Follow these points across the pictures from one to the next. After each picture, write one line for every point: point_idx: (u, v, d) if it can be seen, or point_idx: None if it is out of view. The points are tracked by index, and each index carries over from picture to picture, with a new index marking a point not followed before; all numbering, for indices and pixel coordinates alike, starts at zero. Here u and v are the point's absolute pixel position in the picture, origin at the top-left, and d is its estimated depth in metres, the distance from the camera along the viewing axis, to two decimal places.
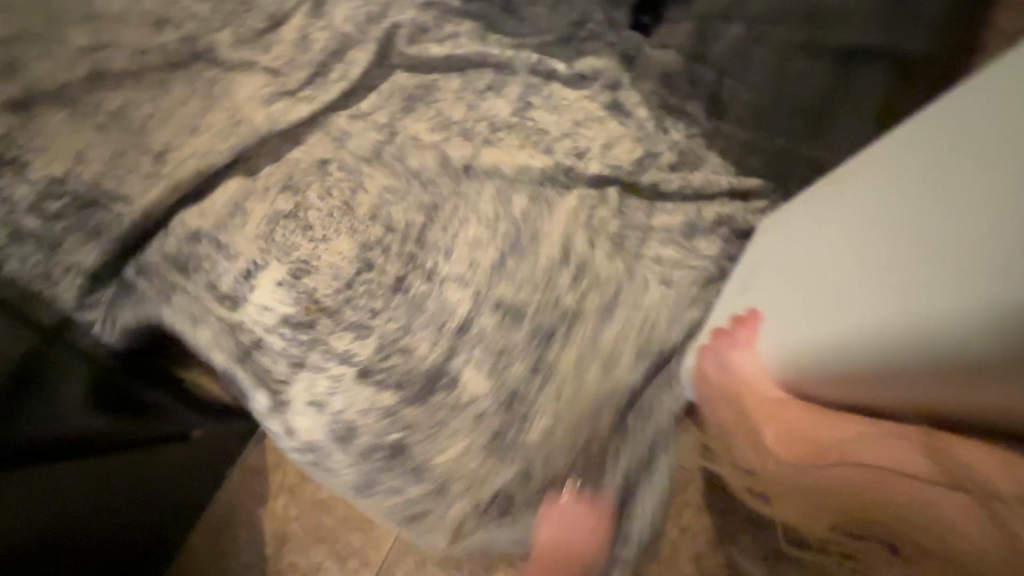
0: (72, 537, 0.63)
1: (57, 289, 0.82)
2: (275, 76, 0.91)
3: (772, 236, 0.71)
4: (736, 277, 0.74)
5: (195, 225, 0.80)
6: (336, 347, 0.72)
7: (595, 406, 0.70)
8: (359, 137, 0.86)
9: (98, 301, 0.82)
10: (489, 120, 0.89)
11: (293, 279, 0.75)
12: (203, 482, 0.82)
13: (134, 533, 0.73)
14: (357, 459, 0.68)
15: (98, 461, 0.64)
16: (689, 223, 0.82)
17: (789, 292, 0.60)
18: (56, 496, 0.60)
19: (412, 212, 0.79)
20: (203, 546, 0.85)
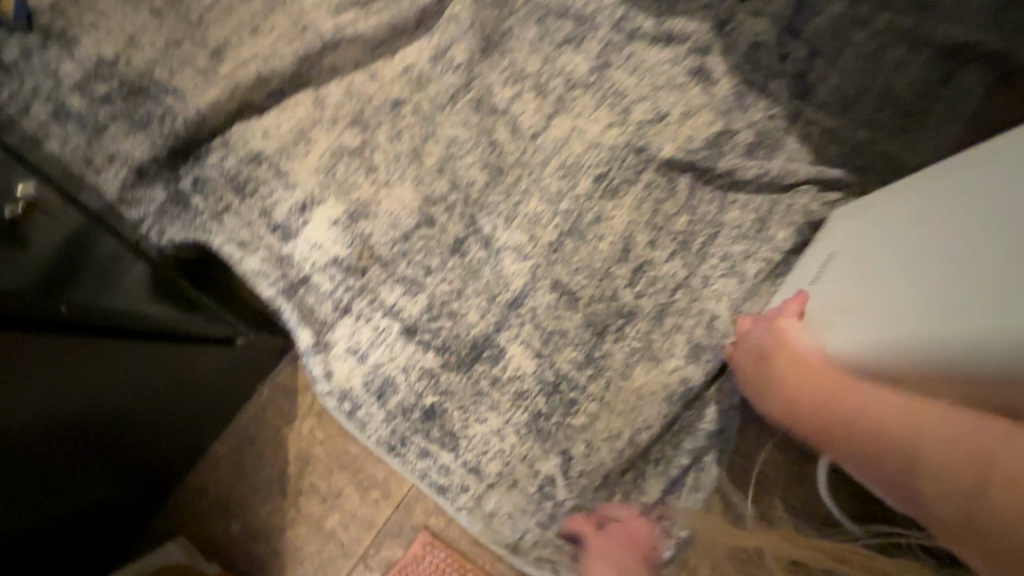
0: (106, 421, 0.62)
1: (100, 181, 0.76)
2: None
3: (850, 231, 0.69)
4: (805, 269, 0.73)
5: (257, 146, 0.77)
6: (386, 299, 0.75)
7: (636, 394, 0.74)
8: (438, 83, 0.82)
9: (150, 202, 0.75)
10: (565, 76, 0.83)
11: (349, 220, 0.76)
12: (231, 395, 0.82)
13: (157, 434, 0.71)
14: (390, 412, 0.73)
15: (146, 348, 0.62)
16: (759, 217, 0.79)
17: (857, 284, 0.59)
18: (102, 372, 0.58)
19: (476, 170, 0.80)
20: (226, 460, 0.86)
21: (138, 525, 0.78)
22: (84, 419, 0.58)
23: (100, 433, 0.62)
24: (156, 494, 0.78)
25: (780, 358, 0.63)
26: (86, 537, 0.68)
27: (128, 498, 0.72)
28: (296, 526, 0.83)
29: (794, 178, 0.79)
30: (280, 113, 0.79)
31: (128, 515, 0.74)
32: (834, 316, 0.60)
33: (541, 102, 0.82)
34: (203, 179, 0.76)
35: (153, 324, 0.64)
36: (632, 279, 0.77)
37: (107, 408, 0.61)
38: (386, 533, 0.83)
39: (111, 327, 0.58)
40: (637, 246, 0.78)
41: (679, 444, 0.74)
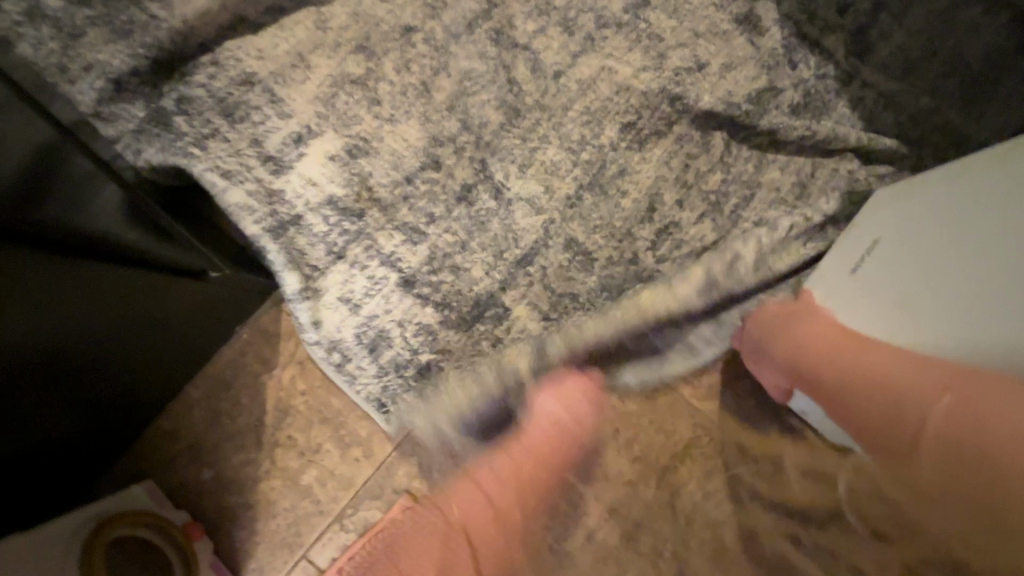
0: (50, 350, 0.56)
1: (70, 87, 0.65)
2: None
3: (885, 210, 0.62)
4: (835, 253, 0.66)
5: (251, 67, 0.69)
6: (383, 247, 0.68)
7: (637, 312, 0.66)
8: (454, 9, 0.74)
9: (129, 120, 0.67)
10: (596, 13, 0.75)
11: (348, 156, 0.69)
12: (206, 336, 0.77)
13: (120, 369, 0.66)
14: (382, 366, 0.67)
15: (86, 266, 0.56)
16: (800, 181, 0.73)
17: (897, 272, 0.56)
18: (42, 293, 0.52)
19: (491, 109, 0.72)
20: (202, 404, 0.81)
21: (97, 468, 0.73)
22: (20, 345, 0.52)
23: (42, 364, 0.56)
24: (119, 433, 0.74)
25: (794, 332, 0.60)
26: (37, 476, 0.63)
27: (87, 436, 0.67)
28: (270, 479, 0.79)
29: (837, 144, 0.73)
30: (278, 32, 0.71)
31: (85, 455, 0.69)
32: (869, 307, 0.57)
33: (567, 40, 0.75)
34: (189, 99, 0.68)
35: (101, 244, 0.58)
36: (655, 240, 0.71)
37: (48, 335, 0.55)
38: (366, 493, 0.79)
39: (49, 239, 0.52)
40: (662, 207, 0.72)
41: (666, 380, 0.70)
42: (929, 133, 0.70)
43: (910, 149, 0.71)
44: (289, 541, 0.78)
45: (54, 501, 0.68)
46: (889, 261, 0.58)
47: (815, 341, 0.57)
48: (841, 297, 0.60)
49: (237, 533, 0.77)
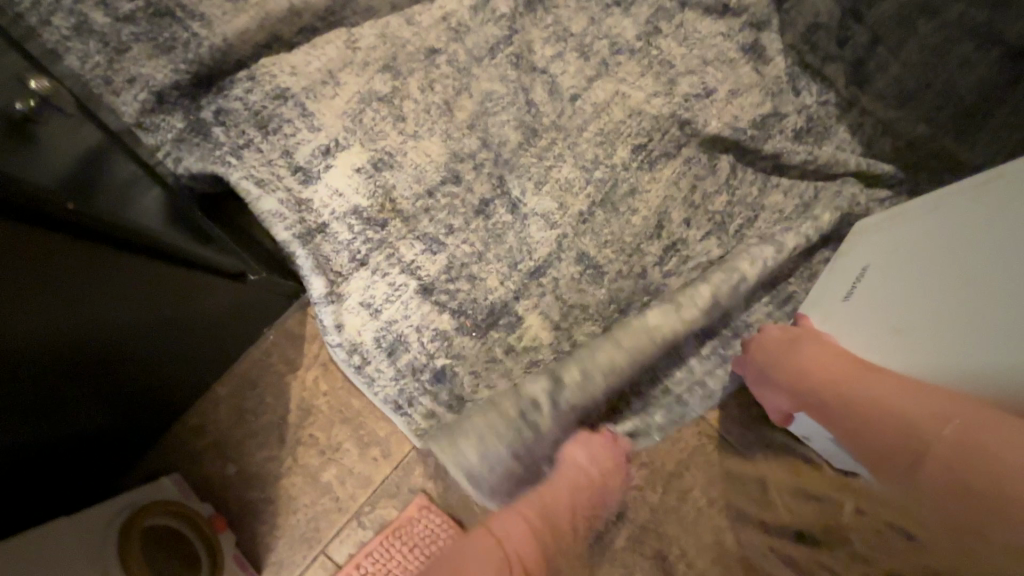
0: (95, 343, 0.58)
1: (115, 99, 0.70)
2: None
3: (881, 241, 0.65)
4: (837, 283, 0.69)
5: (283, 81, 0.73)
6: (404, 256, 0.72)
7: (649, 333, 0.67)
8: (476, 33, 0.78)
9: (167, 130, 0.71)
10: (610, 39, 0.80)
11: (373, 169, 0.73)
12: (227, 338, 0.81)
13: (156, 363, 0.70)
14: (399, 369, 0.69)
15: (142, 263, 0.59)
16: (803, 201, 0.77)
17: (881, 300, 0.59)
18: (100, 284, 0.55)
19: (510, 128, 0.76)
20: (228, 399, 0.88)
21: (117, 463, 0.77)
22: (73, 334, 0.55)
23: (88, 355, 0.58)
24: (148, 428, 0.78)
25: (797, 357, 0.62)
26: (68, 464, 0.66)
27: (119, 426, 0.71)
28: (292, 474, 0.86)
29: (835, 170, 0.77)
30: (310, 50, 0.75)
31: (113, 446, 0.73)
32: (862, 332, 0.60)
33: (582, 65, 0.79)
34: (226, 111, 0.72)
35: (154, 241, 0.61)
36: (663, 254, 0.75)
37: (96, 328, 0.57)
38: (383, 490, 0.86)
39: (116, 234, 0.55)
40: (671, 226, 0.75)
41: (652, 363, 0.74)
42: (918, 160, 0.76)
43: (902, 174, 0.76)
44: (308, 536, 0.85)
45: (71, 495, 0.70)
46: (875, 288, 0.61)
47: (817, 366, 0.59)
48: (841, 324, 0.64)
49: (258, 526, 0.84)
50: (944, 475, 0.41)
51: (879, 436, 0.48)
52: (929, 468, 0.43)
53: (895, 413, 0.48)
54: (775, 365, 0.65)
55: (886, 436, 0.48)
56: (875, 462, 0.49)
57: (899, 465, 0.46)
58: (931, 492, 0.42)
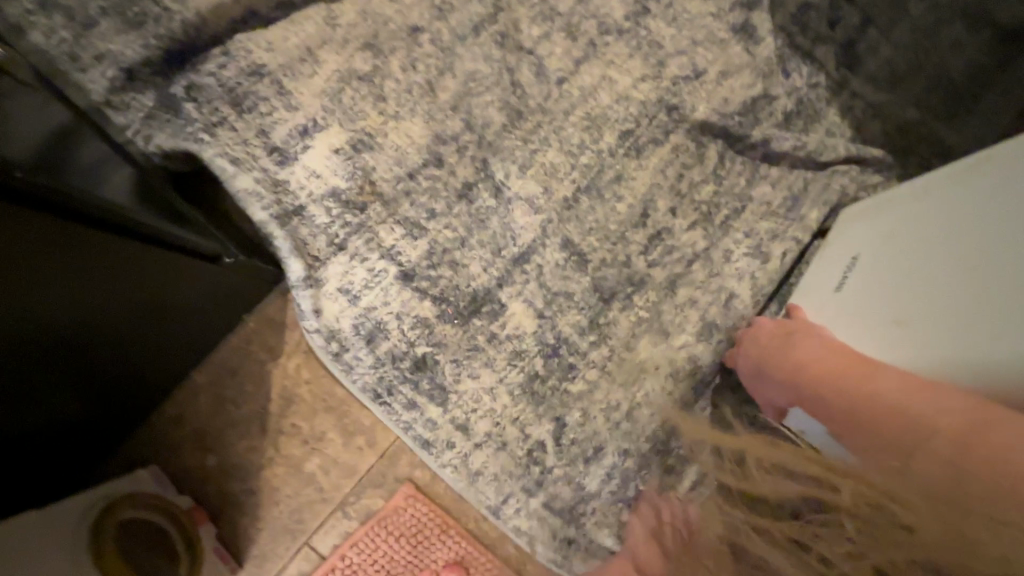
0: (44, 323, 0.56)
1: (81, 78, 0.67)
2: None
3: (872, 229, 0.65)
4: (822, 273, 0.68)
5: (257, 57, 0.69)
6: (384, 240, 0.70)
7: (639, 368, 0.68)
8: (460, 11, 0.75)
9: (138, 109, 0.69)
10: (598, 19, 0.78)
11: (352, 150, 0.70)
12: (211, 320, 0.82)
13: (123, 347, 0.69)
14: (379, 358, 0.67)
15: (95, 239, 0.57)
16: (791, 195, 0.75)
17: (877, 294, 0.58)
18: (46, 260, 0.52)
19: (494, 110, 0.74)
20: (207, 391, 0.87)
21: (103, 446, 0.78)
22: (24, 315, 0.53)
23: (35, 336, 0.56)
24: (117, 412, 0.76)
25: (792, 344, 0.59)
26: (25, 451, 0.63)
27: (83, 410, 0.69)
28: (273, 466, 0.87)
29: (823, 159, 0.75)
30: (288, 25, 0.71)
31: (80, 432, 0.71)
32: (853, 325, 0.58)
33: (570, 46, 0.77)
34: (199, 87, 0.69)
35: (113, 218, 0.58)
36: (650, 243, 0.73)
37: (43, 307, 0.55)
38: (369, 479, 0.88)
39: (64, 207, 0.52)
40: (658, 215, 0.74)
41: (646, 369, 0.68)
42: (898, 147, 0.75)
43: (888, 161, 0.75)
44: (292, 527, 0.86)
45: (55, 481, 0.72)
46: (871, 282, 0.59)
47: (811, 355, 0.56)
48: (830, 316, 0.62)
49: (241, 519, 0.85)
50: (940, 459, 0.37)
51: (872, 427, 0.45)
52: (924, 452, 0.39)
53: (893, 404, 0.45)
54: (767, 354, 0.62)
55: (880, 426, 0.44)
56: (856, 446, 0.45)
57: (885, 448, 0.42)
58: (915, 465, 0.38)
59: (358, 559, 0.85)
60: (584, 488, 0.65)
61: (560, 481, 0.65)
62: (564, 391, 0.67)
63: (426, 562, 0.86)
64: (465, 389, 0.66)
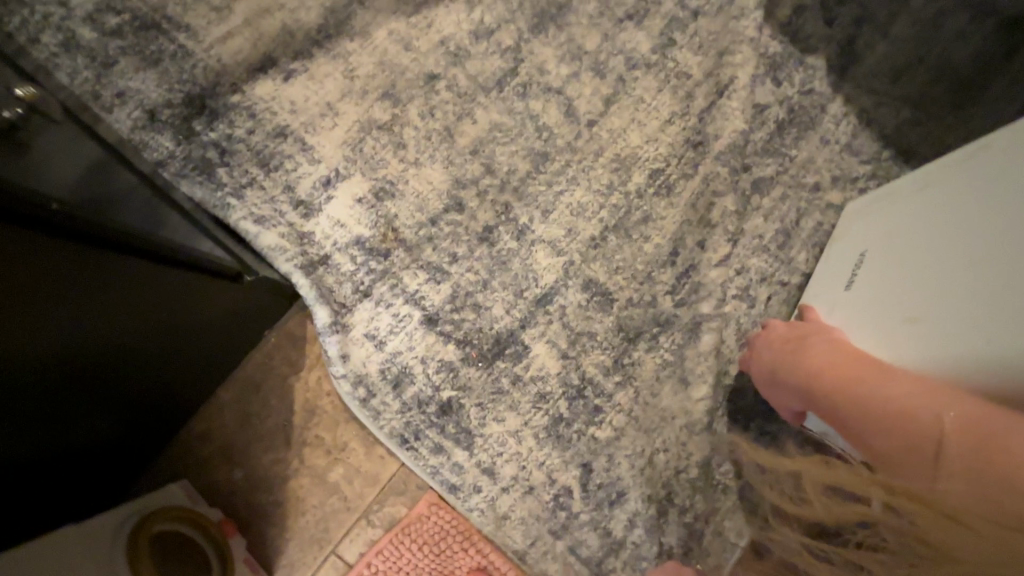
0: (80, 350, 0.55)
1: (109, 115, 0.68)
2: None
3: (881, 223, 0.65)
4: (835, 273, 0.69)
5: (281, 119, 0.72)
6: (408, 285, 0.72)
7: (661, 414, 0.71)
8: (477, 58, 0.77)
9: (156, 148, 0.70)
10: (626, 54, 0.79)
11: (374, 199, 0.73)
12: (234, 348, 0.82)
13: (148, 374, 0.68)
14: (406, 403, 0.71)
15: (124, 261, 0.56)
16: (782, 229, 0.77)
17: (884, 289, 0.58)
18: (86, 290, 0.53)
19: (519, 158, 0.76)
20: (233, 406, 0.85)
21: (130, 471, 0.78)
22: (34, 348, 0.50)
23: (73, 363, 0.55)
24: (147, 431, 0.76)
25: (804, 350, 0.62)
26: (64, 470, 0.64)
27: (110, 430, 0.68)
28: (299, 477, 0.85)
29: (829, 198, 0.78)
30: (308, 82, 0.74)
31: (111, 449, 0.70)
32: (863, 323, 0.59)
33: (598, 84, 0.78)
34: (230, 151, 0.71)
35: (136, 240, 0.57)
36: (676, 282, 0.75)
37: (77, 335, 0.54)
38: (392, 488, 0.86)
39: (98, 234, 0.53)
40: (682, 256, 0.75)
41: (665, 410, 0.72)
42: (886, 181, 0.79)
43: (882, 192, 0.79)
44: (318, 537, 0.84)
45: (88, 501, 0.71)
46: (877, 278, 0.60)
47: (823, 360, 0.58)
48: (842, 316, 0.64)
49: (268, 530, 0.83)
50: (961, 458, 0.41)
51: (890, 428, 0.48)
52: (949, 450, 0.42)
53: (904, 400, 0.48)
54: (780, 361, 0.64)
55: (898, 425, 0.47)
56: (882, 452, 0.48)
57: (914, 451, 0.45)
58: (947, 468, 0.42)
59: (383, 566, 0.84)
60: (611, 534, 0.69)
61: (585, 526, 0.69)
62: (585, 436, 0.70)
63: (450, 567, 0.84)
64: (493, 434, 0.70)
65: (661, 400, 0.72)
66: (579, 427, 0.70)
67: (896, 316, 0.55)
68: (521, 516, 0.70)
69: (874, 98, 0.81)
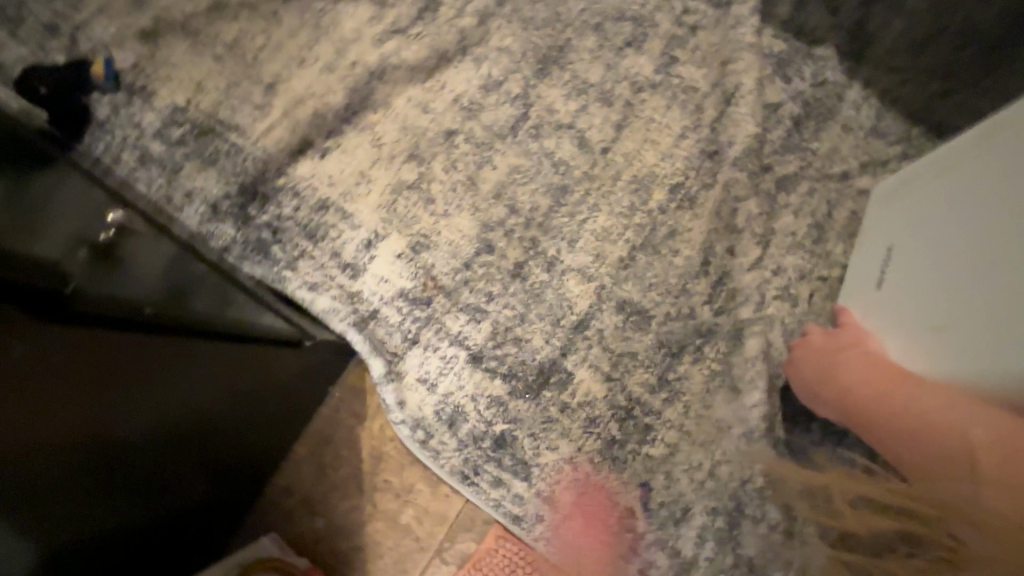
0: (169, 428, 0.62)
1: (182, 212, 0.79)
2: (380, 11, 0.85)
3: (904, 214, 0.66)
4: (861, 267, 0.70)
5: (323, 193, 0.80)
6: (451, 328, 0.76)
7: (716, 426, 0.70)
8: (490, 110, 0.82)
9: (220, 236, 0.79)
10: (630, 80, 0.82)
11: (412, 253, 0.78)
12: (304, 406, 0.88)
13: (228, 437, 0.74)
14: (462, 440, 0.74)
15: (202, 342, 0.62)
16: (816, 223, 0.76)
17: (908, 295, 0.61)
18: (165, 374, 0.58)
19: (540, 195, 0.79)
20: (309, 459, 0.92)
21: (223, 527, 0.85)
22: (124, 431, 0.56)
23: (158, 438, 0.61)
24: (237, 488, 0.83)
25: (843, 356, 0.64)
26: (163, 533, 0.71)
27: (203, 491, 0.75)
28: (374, 521, 0.89)
29: (860, 184, 0.77)
30: (342, 157, 0.82)
31: (207, 510, 0.78)
32: (892, 329, 0.62)
33: (607, 112, 0.81)
34: (281, 228, 0.80)
35: (213, 325, 0.64)
36: (712, 292, 0.75)
37: (168, 413, 0.61)
38: (461, 526, 0.89)
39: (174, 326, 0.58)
40: (714, 264, 0.75)
41: (718, 418, 0.71)
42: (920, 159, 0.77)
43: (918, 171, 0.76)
44: None
45: (191, 556, 0.79)
46: (901, 281, 0.62)
47: (864, 369, 0.61)
48: (870, 317, 0.65)
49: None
50: (991, 459, 0.46)
51: (931, 431, 0.52)
52: (984, 453, 0.46)
53: (949, 405, 0.51)
54: (824, 370, 0.65)
55: (935, 428, 0.51)
56: (923, 454, 0.52)
57: (948, 454, 0.49)
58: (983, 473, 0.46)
59: None
60: (680, 553, 0.68)
61: (652, 547, 0.68)
62: (639, 454, 0.71)
63: None
64: (548, 462, 0.72)
65: (714, 410, 0.71)
66: (632, 446, 0.71)
67: (919, 320, 0.59)
68: (588, 541, 0.70)
69: (896, 75, 0.78)
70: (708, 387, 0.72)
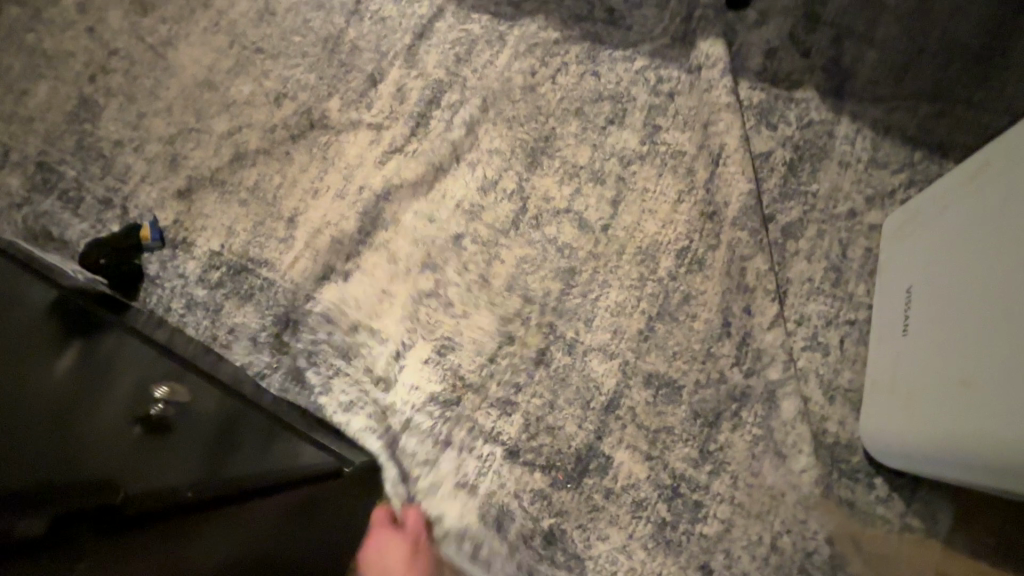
0: None
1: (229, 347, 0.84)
2: (379, 133, 0.92)
3: (910, 256, 0.66)
4: (883, 308, 0.70)
5: (348, 312, 0.85)
6: (484, 426, 0.77)
7: (771, 492, 0.68)
8: (490, 208, 0.86)
9: (261, 365, 0.83)
10: (618, 155, 0.85)
11: (438, 356, 0.81)
12: None
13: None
14: (512, 543, 0.72)
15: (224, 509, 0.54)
16: (832, 265, 0.75)
17: (910, 338, 0.62)
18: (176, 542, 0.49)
19: (550, 280, 0.82)
20: None
21: None
22: None
23: None
24: None
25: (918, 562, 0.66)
26: None
27: None
28: None
29: (868, 220, 0.76)
30: (362, 275, 0.87)
31: None
32: (895, 370, 0.64)
33: (601, 190, 0.84)
34: (314, 352, 0.84)
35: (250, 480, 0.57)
36: (740, 352, 0.74)
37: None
38: None
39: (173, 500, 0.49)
40: (735, 322, 0.75)
41: (771, 485, 0.69)
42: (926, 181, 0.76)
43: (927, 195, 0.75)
44: None
45: None
46: (906, 324, 0.64)
47: None
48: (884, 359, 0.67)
49: None
50: None
51: None
52: None
53: None
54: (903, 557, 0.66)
55: None
56: None
57: None
58: None
59: None
60: None
61: None
62: (693, 534, 0.69)
63: None
64: (602, 554, 0.70)
65: (764, 476, 0.69)
66: (685, 526, 0.69)
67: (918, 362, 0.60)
68: None
69: (881, 107, 0.79)
70: (752, 451, 0.70)
